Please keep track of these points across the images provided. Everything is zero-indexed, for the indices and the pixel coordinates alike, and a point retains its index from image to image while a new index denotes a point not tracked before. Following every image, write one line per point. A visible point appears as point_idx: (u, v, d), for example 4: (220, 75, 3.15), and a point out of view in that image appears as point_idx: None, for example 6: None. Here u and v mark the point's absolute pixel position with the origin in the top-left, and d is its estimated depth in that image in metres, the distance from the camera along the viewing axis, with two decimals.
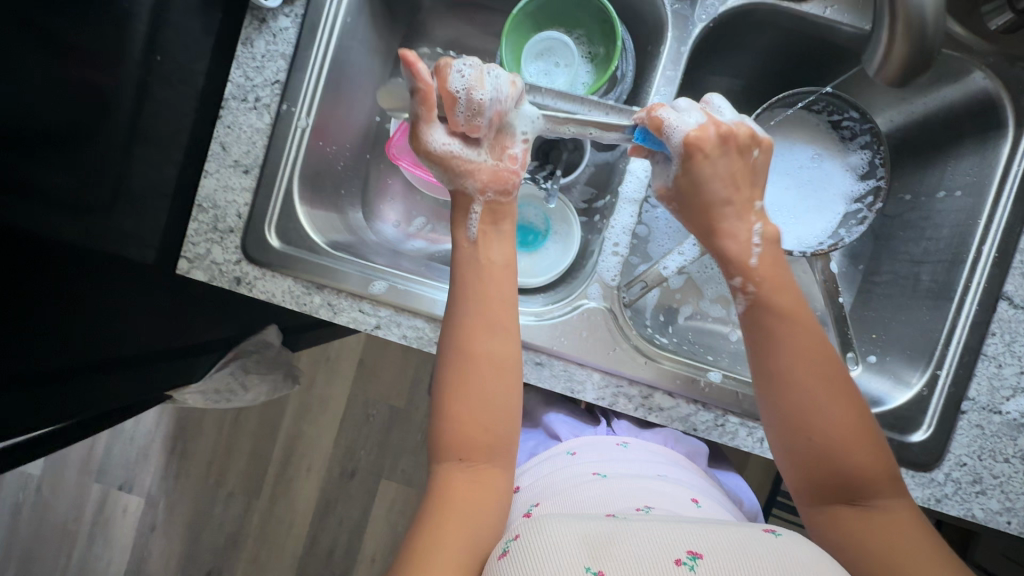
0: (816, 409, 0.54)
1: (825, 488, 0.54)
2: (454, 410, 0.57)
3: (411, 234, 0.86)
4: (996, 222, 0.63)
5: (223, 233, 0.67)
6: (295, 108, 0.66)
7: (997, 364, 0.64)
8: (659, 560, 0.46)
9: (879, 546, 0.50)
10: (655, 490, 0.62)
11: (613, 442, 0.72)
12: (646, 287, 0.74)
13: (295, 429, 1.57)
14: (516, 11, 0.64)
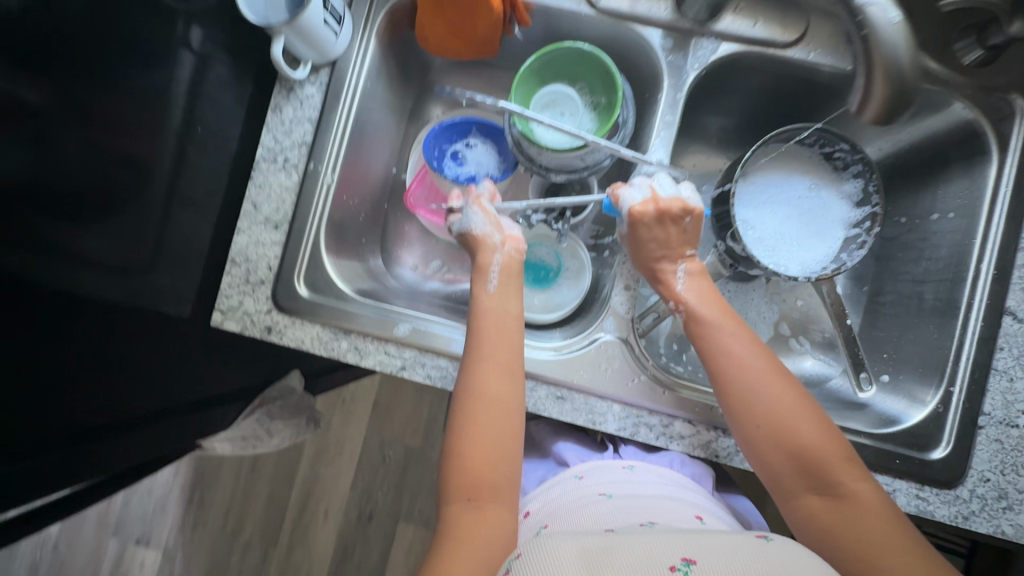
0: (762, 407, 0.59)
1: (789, 482, 0.58)
2: (464, 445, 0.60)
3: (428, 276, 0.90)
4: (992, 241, 0.66)
5: (255, 285, 0.71)
6: (321, 166, 0.71)
7: (1009, 378, 0.65)
8: (655, 567, 0.48)
9: (848, 532, 0.53)
10: (660, 509, 0.63)
11: (618, 466, 0.72)
12: (658, 317, 0.72)
13: (312, 473, 1.57)
14: (524, 67, 0.70)
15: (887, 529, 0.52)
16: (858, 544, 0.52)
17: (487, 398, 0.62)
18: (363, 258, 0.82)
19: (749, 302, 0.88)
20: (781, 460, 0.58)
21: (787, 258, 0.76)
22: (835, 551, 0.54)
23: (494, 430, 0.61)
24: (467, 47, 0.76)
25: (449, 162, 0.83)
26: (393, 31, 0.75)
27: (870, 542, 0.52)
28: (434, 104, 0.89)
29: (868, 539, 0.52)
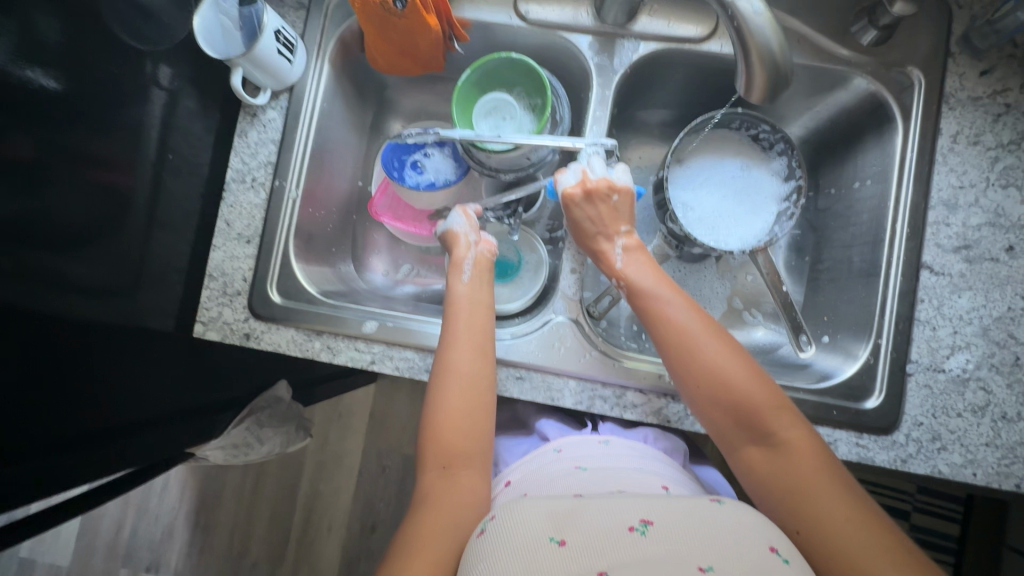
0: (706, 372, 0.62)
1: (735, 440, 0.62)
2: (437, 429, 0.64)
3: (399, 280, 0.95)
4: (904, 202, 0.72)
5: (232, 296, 0.77)
6: (286, 182, 0.78)
7: (932, 327, 0.70)
8: (616, 528, 0.51)
9: (781, 477, 0.57)
10: (628, 478, 0.66)
11: (595, 441, 0.76)
12: (613, 297, 0.82)
13: (313, 488, 1.61)
14: (460, 82, 0.77)
15: (823, 480, 0.56)
16: (794, 497, 0.56)
17: (458, 380, 0.66)
18: (334, 266, 0.88)
19: (702, 281, 0.93)
20: (726, 422, 0.62)
21: (727, 234, 0.82)
22: (775, 502, 0.57)
23: (468, 409, 0.66)
24: (415, 64, 0.83)
25: (408, 172, 0.87)
26: (346, 55, 0.82)
27: (805, 493, 0.55)
28: (394, 120, 0.96)
29: (804, 491, 0.55)
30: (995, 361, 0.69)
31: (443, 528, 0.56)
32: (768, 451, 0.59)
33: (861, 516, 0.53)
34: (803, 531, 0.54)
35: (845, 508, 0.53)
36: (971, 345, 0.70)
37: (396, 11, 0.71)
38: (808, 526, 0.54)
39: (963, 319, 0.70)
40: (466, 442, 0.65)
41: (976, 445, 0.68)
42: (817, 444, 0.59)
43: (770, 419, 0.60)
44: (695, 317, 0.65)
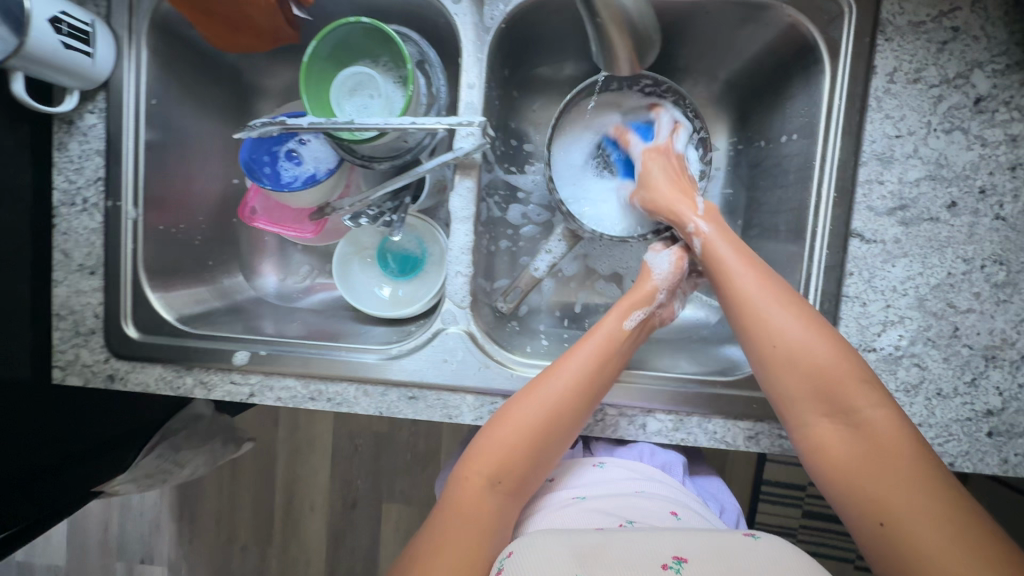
0: (773, 343, 0.56)
1: (802, 413, 0.56)
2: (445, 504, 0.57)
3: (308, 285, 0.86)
4: (830, 161, 0.62)
5: (86, 335, 0.69)
6: (121, 202, 0.67)
7: (862, 303, 0.62)
8: (647, 565, 0.48)
9: (860, 477, 0.52)
10: (632, 505, 0.61)
11: (590, 464, 0.69)
12: (522, 291, 0.75)
13: (290, 474, 1.44)
14: (305, 60, 0.64)
15: (896, 455, 0.51)
16: (857, 481, 0.52)
17: (485, 464, 0.58)
18: (212, 281, 0.78)
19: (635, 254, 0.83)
20: (792, 393, 0.56)
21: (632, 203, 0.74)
22: (836, 479, 0.53)
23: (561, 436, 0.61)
24: (261, 39, 0.70)
25: (284, 163, 0.75)
26: (169, 36, 0.68)
27: (885, 492, 0.50)
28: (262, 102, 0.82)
29: (886, 461, 0.51)
30: (930, 334, 0.62)
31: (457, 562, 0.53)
32: (842, 430, 0.54)
33: (941, 500, 0.48)
34: (887, 525, 0.49)
35: (928, 500, 0.48)
36: (905, 319, 0.62)
37: None
38: (894, 519, 0.49)
39: (896, 290, 0.62)
40: (524, 463, 0.59)
41: None
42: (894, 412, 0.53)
43: (829, 387, 0.54)
44: (756, 267, 0.59)
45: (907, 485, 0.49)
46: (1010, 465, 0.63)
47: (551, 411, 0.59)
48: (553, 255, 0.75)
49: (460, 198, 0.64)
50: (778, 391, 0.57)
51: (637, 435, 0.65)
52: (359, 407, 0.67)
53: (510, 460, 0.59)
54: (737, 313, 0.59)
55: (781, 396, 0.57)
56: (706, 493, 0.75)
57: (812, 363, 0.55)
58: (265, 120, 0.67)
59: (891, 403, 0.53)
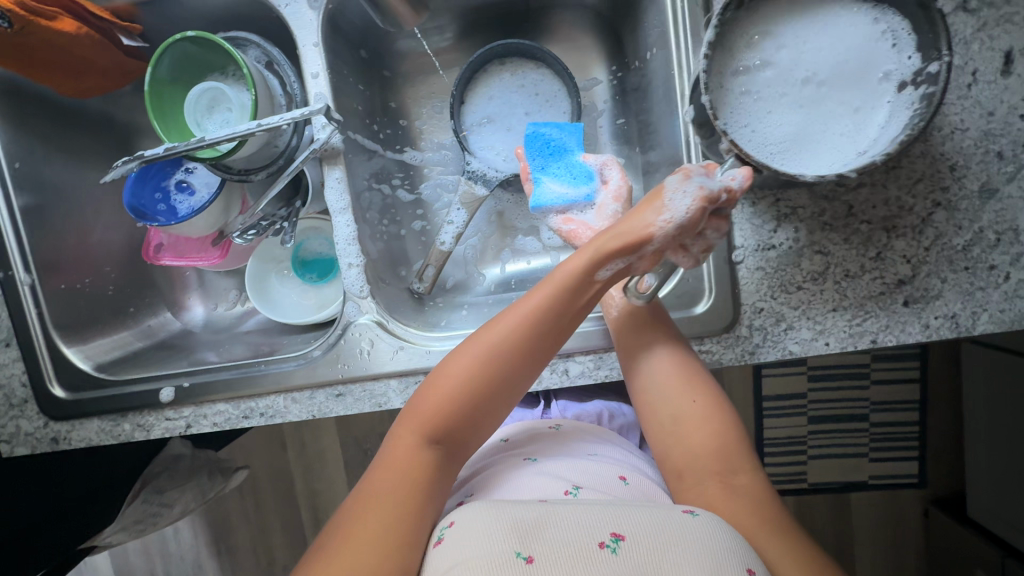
0: (664, 395, 0.59)
1: (687, 470, 0.57)
2: (421, 405, 0.55)
3: (247, 309, 0.85)
4: (686, 66, 0.60)
5: (20, 406, 0.70)
6: (12, 270, 0.68)
7: (750, 203, 0.61)
8: (584, 542, 0.46)
9: (734, 516, 0.53)
10: (584, 469, 0.60)
11: (546, 427, 0.71)
12: (436, 268, 0.74)
13: (309, 489, 1.47)
14: (145, 88, 0.62)
15: (756, 501, 0.54)
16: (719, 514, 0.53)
17: (457, 374, 0.55)
18: (137, 325, 0.79)
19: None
20: (682, 454, 0.58)
21: (887, 134, 0.52)
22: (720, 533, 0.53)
23: (505, 390, 0.56)
24: (108, 77, 0.68)
25: (177, 196, 0.76)
26: (15, 98, 0.68)
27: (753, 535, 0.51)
28: (142, 139, 0.81)
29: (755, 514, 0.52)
30: (826, 218, 0.61)
31: (395, 492, 0.51)
32: (720, 478, 0.55)
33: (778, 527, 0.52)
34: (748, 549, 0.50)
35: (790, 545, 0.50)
36: (798, 209, 0.61)
37: (5, 30, 0.56)
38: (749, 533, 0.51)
39: (782, 182, 0.61)
40: (464, 417, 0.55)
41: (823, 314, 0.63)
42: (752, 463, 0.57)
43: (717, 439, 0.57)
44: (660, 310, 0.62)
45: (768, 531, 0.51)
46: (933, 329, 0.62)
47: (498, 352, 0.55)
48: (456, 227, 0.74)
49: (333, 190, 0.64)
50: (666, 445, 0.59)
51: (561, 382, 0.66)
52: (292, 415, 0.68)
53: (452, 406, 0.54)
54: (637, 363, 0.61)
55: (672, 454, 0.58)
56: None
57: (698, 409, 0.58)
58: (126, 158, 0.66)
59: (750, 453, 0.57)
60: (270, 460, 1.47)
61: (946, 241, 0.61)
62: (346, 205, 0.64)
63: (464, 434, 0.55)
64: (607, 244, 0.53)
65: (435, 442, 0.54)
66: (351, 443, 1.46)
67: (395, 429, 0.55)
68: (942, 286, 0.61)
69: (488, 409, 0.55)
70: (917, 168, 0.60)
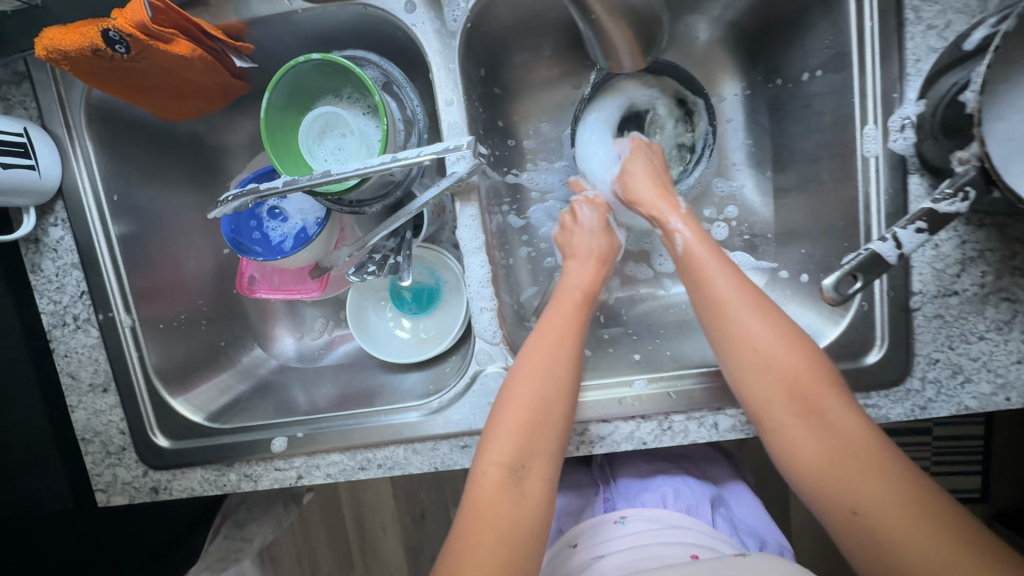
0: (758, 376, 0.51)
1: (783, 433, 0.50)
2: (500, 422, 0.54)
3: (333, 339, 0.80)
4: (871, 94, 0.54)
5: (118, 453, 0.65)
6: (113, 311, 0.63)
7: (933, 246, 0.55)
8: None
9: (842, 489, 0.46)
10: (653, 548, 0.58)
11: (609, 522, 0.63)
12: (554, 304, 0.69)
13: (356, 501, 1.41)
14: (262, 114, 0.57)
15: (855, 443, 0.47)
16: (840, 492, 0.46)
17: (508, 418, 0.54)
18: (229, 362, 0.74)
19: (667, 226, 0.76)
20: (785, 441, 0.50)
21: None
22: (844, 526, 0.46)
23: (546, 422, 0.54)
24: (210, 99, 0.63)
25: (270, 223, 0.71)
26: (112, 124, 0.63)
27: (883, 530, 0.44)
28: (229, 161, 0.75)
29: (856, 466, 0.46)
30: (1017, 262, 0.55)
31: (498, 526, 0.50)
32: (848, 463, 0.46)
33: (917, 504, 0.44)
34: (858, 514, 0.45)
35: (922, 519, 0.43)
36: (986, 252, 0.55)
37: (121, 57, 0.51)
38: (871, 510, 0.44)
39: (970, 222, 0.55)
40: (543, 425, 0.54)
41: (1006, 366, 0.57)
42: (881, 441, 0.47)
43: (805, 384, 0.50)
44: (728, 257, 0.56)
45: (899, 505, 0.44)
46: None
47: (529, 398, 0.54)
48: None
49: (467, 228, 0.58)
50: (781, 427, 0.50)
51: (710, 437, 0.60)
52: (413, 467, 0.63)
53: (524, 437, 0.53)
54: (738, 354, 0.52)
55: (780, 425, 0.50)
56: (746, 521, 0.68)
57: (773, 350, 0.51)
58: (236, 191, 0.60)
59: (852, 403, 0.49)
60: None
61: None
62: (479, 245, 0.58)
63: (539, 449, 0.53)
64: (602, 253, 0.64)
65: (517, 466, 0.52)
66: None
67: (478, 462, 0.53)
68: None
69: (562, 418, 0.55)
70: None
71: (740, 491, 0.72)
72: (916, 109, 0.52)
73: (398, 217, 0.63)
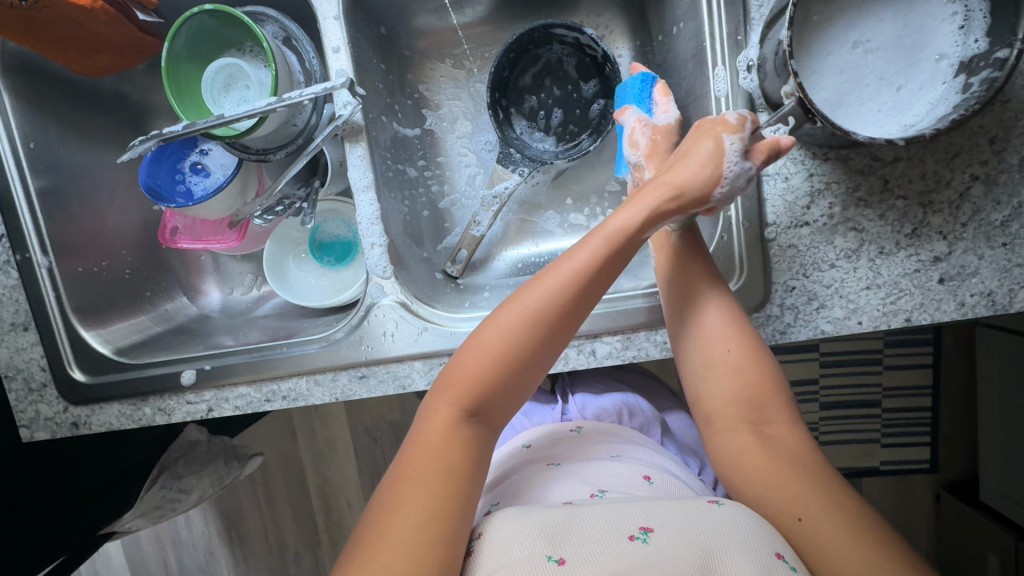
0: (715, 380, 0.57)
1: (720, 415, 0.57)
2: (459, 364, 0.52)
3: (263, 294, 0.84)
4: (718, 38, 0.58)
5: (39, 390, 0.69)
6: (30, 252, 0.67)
7: (784, 178, 0.60)
8: (615, 536, 0.46)
9: (758, 471, 0.52)
10: (605, 471, 0.61)
11: (567, 430, 0.71)
12: (470, 250, 0.74)
13: (319, 477, 1.38)
14: (162, 63, 0.61)
15: (794, 452, 0.53)
16: (776, 493, 0.50)
17: (512, 326, 0.51)
18: (154, 309, 0.78)
19: (579, 177, 0.81)
20: (734, 442, 0.55)
21: (933, 113, 0.52)
22: (755, 484, 0.52)
23: (516, 386, 0.52)
24: (122, 54, 0.67)
25: (193, 178, 0.74)
26: (29, 78, 0.67)
27: (773, 485, 0.51)
28: (156, 120, 0.80)
29: (797, 467, 0.51)
30: (860, 193, 0.60)
31: (431, 488, 0.47)
32: (790, 468, 0.51)
33: (855, 518, 0.47)
34: (803, 521, 0.48)
35: (832, 498, 0.49)
36: (832, 184, 0.60)
37: (21, 5, 0.55)
38: (814, 518, 0.47)
39: (816, 156, 0.60)
40: (528, 354, 0.51)
41: (856, 292, 0.61)
42: (821, 459, 0.53)
43: (755, 394, 0.55)
44: (704, 254, 0.59)
45: (815, 491, 0.49)
46: (969, 307, 0.61)
47: (531, 328, 0.50)
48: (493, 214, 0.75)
49: (357, 167, 0.63)
50: (707, 392, 0.57)
51: (588, 363, 0.65)
52: (315, 397, 0.67)
53: (493, 372, 0.50)
54: (700, 369, 0.58)
55: (712, 393, 0.57)
56: (687, 448, 0.78)
57: (731, 359, 0.56)
58: (143, 137, 0.65)
59: (801, 426, 0.55)
60: (281, 446, 1.37)
61: (985, 217, 0.59)
62: (369, 183, 0.63)
63: (501, 406, 0.52)
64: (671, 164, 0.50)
65: (473, 412, 0.50)
66: (362, 431, 1.36)
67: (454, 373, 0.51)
68: (979, 263, 0.60)
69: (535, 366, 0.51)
70: (956, 142, 0.58)
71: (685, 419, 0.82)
72: (757, 49, 0.56)
73: (299, 160, 0.67)
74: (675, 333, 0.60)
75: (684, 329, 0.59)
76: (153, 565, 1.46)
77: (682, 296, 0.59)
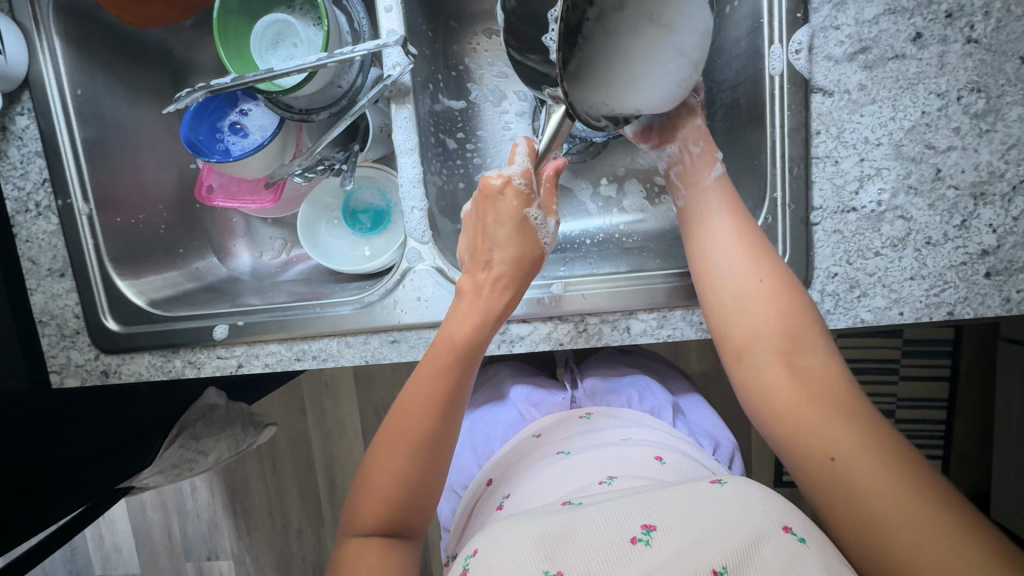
0: (745, 311, 0.57)
1: (748, 345, 0.56)
2: (369, 476, 0.57)
3: (291, 259, 0.84)
4: (776, 16, 0.59)
5: (72, 336, 0.70)
6: (71, 198, 0.68)
7: (833, 162, 0.59)
8: (614, 539, 0.46)
9: (786, 406, 0.52)
10: (619, 456, 0.61)
11: (575, 417, 0.72)
12: None
13: (327, 455, 1.38)
14: (213, 14, 0.61)
15: (825, 379, 0.52)
16: (807, 431, 0.50)
17: (404, 442, 0.57)
18: (185, 266, 0.78)
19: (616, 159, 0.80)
20: (762, 374, 0.54)
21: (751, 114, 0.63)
22: (783, 419, 0.52)
23: (428, 492, 0.57)
24: (172, 6, 0.68)
25: (232, 137, 0.73)
26: (81, 26, 0.68)
27: (805, 419, 0.50)
28: (197, 78, 0.81)
29: (830, 402, 0.50)
30: (911, 180, 0.59)
31: None
32: (818, 405, 0.51)
33: (893, 458, 0.46)
34: (836, 461, 0.47)
35: (867, 434, 0.48)
36: (882, 170, 0.59)
37: None
38: (848, 458, 0.47)
39: (869, 141, 0.59)
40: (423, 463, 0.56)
41: (900, 282, 0.60)
42: (853, 388, 0.52)
43: (790, 325, 0.55)
44: (736, 199, 0.61)
45: (851, 428, 0.48)
46: (1015, 303, 0.60)
47: (417, 441, 0.57)
48: None
49: (403, 131, 0.63)
50: (731, 320, 0.57)
51: (622, 339, 0.64)
52: (345, 359, 0.67)
53: (394, 489, 0.56)
54: (730, 303, 0.58)
55: (740, 323, 0.57)
56: (701, 428, 0.78)
57: (762, 288, 0.56)
58: (190, 89, 0.65)
59: (833, 355, 0.54)
60: (292, 421, 1.37)
61: None
62: (414, 146, 0.63)
63: (417, 516, 0.57)
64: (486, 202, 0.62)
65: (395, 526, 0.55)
66: (373, 411, 1.36)
67: (401, 393, 0.60)
68: None
69: (433, 473, 0.57)
70: (1013, 133, 0.57)
71: (697, 400, 0.81)
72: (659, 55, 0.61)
73: (344, 120, 0.66)
74: (702, 267, 0.60)
75: (714, 264, 0.59)
76: (155, 534, 1.45)
77: (710, 232, 0.60)
